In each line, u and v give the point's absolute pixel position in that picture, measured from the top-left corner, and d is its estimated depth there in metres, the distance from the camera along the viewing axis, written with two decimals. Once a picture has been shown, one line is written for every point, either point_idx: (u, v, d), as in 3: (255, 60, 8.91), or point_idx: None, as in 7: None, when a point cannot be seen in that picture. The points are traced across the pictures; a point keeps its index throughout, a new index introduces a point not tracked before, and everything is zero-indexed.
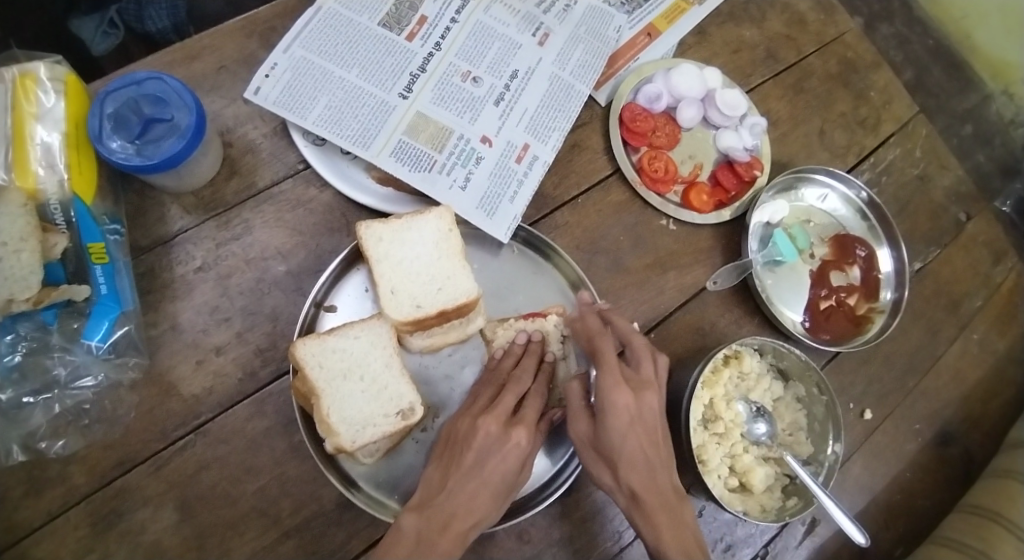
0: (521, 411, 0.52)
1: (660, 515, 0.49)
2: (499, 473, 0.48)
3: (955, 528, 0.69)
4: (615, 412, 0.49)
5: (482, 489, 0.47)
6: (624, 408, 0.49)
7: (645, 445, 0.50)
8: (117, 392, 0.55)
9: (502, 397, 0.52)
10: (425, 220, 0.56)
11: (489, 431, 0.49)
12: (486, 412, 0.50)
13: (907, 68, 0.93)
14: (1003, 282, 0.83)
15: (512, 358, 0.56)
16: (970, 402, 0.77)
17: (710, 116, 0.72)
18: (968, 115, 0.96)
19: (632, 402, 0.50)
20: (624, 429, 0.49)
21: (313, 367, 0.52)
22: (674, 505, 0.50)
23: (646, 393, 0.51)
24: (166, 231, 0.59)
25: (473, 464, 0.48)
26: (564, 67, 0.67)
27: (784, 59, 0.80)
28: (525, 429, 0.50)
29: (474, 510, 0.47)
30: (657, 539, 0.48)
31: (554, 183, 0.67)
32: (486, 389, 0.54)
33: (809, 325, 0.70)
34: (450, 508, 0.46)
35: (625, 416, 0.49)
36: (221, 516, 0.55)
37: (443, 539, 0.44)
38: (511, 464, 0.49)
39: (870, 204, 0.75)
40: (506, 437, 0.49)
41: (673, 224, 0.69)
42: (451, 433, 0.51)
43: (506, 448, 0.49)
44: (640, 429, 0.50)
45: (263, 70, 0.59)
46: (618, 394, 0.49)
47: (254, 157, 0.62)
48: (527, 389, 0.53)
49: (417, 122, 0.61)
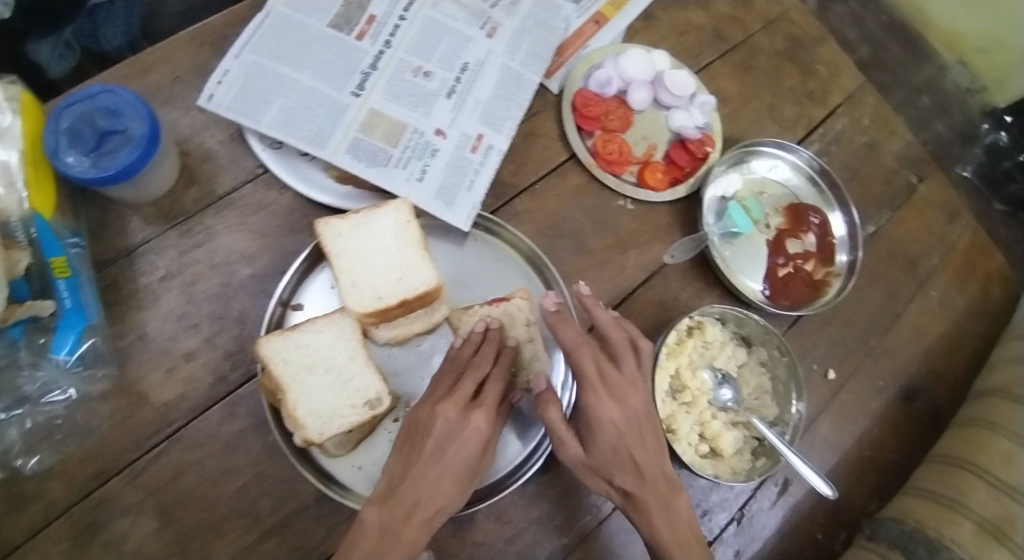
0: (481, 395, 0.53)
1: (653, 508, 0.51)
2: (460, 459, 0.49)
3: (924, 477, 0.71)
4: (602, 424, 0.51)
5: (444, 476, 0.49)
6: (608, 420, 0.51)
7: (635, 448, 0.51)
8: (89, 404, 0.56)
9: (461, 383, 0.52)
10: (382, 213, 0.57)
11: (447, 417, 0.50)
12: (446, 398, 0.51)
13: (862, 46, 0.96)
14: (959, 239, 0.85)
15: (472, 345, 0.55)
16: (933, 357, 0.80)
17: (660, 97, 0.74)
18: (920, 85, 0.99)
19: (617, 410, 0.51)
20: (612, 438, 0.51)
21: (278, 363, 0.53)
22: (669, 496, 0.52)
23: (631, 397, 0.52)
24: (129, 243, 0.60)
25: (434, 451, 0.49)
26: (513, 57, 0.68)
27: (730, 39, 0.82)
28: (484, 413, 0.51)
29: (436, 497, 0.48)
30: (652, 530, 0.51)
31: (512, 170, 0.68)
32: (446, 376, 0.54)
33: (769, 293, 0.72)
34: (413, 496, 0.47)
35: (612, 430, 0.51)
36: (202, 519, 0.56)
37: (406, 528, 0.46)
38: (473, 448, 0.50)
39: (821, 171, 0.77)
40: (466, 421, 0.50)
41: (631, 204, 0.71)
42: (412, 422, 0.52)
43: (466, 433, 0.50)
44: (631, 434, 0.52)
45: (215, 77, 0.59)
46: (603, 406, 0.51)
47: (213, 164, 0.63)
48: (487, 373, 0.54)
49: (371, 119, 0.62)
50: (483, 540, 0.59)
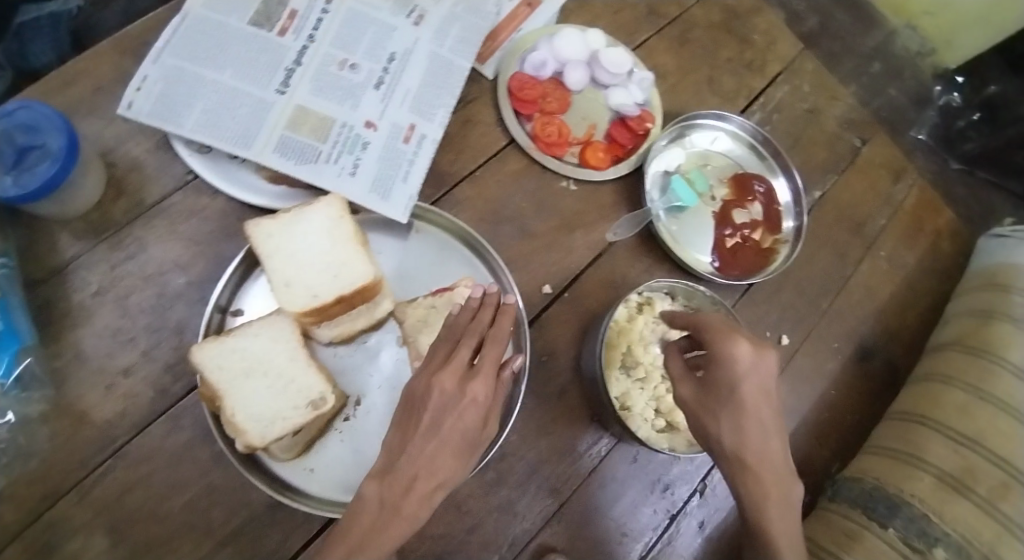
0: (478, 362, 0.50)
1: (772, 487, 0.49)
2: (458, 431, 0.47)
3: (882, 435, 0.72)
4: (747, 389, 0.48)
5: (442, 449, 0.46)
6: (759, 390, 0.48)
7: (759, 404, 0.48)
8: (30, 426, 0.54)
9: (457, 350, 0.49)
10: (314, 211, 0.57)
11: (443, 389, 0.47)
12: (442, 367, 0.48)
13: (811, 15, 1.01)
14: (905, 198, 0.86)
15: (467, 313, 0.52)
16: (886, 316, 0.80)
17: (597, 76, 0.74)
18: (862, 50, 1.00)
19: (752, 354, 0.48)
20: (752, 399, 0.48)
21: (213, 370, 0.52)
22: (788, 482, 0.50)
23: (766, 351, 0.49)
24: (59, 260, 0.59)
25: (431, 425, 0.47)
26: (442, 44, 0.67)
27: (666, 14, 0.82)
28: (483, 383, 0.48)
29: (436, 471, 0.46)
30: (760, 507, 0.49)
31: (450, 159, 0.68)
32: (441, 345, 0.51)
33: (718, 264, 0.72)
34: (410, 471, 0.45)
35: (741, 373, 0.48)
36: (153, 534, 0.54)
37: (406, 503, 0.45)
38: (471, 419, 0.47)
39: (761, 139, 0.77)
40: (463, 392, 0.47)
41: (574, 184, 0.71)
42: (409, 394, 0.49)
43: (463, 404, 0.47)
44: (757, 389, 0.48)
45: (133, 83, 0.58)
46: (757, 371, 0.48)
47: (140, 174, 0.62)
48: (480, 337, 0.51)
49: (297, 116, 0.61)
50: (443, 532, 0.59)
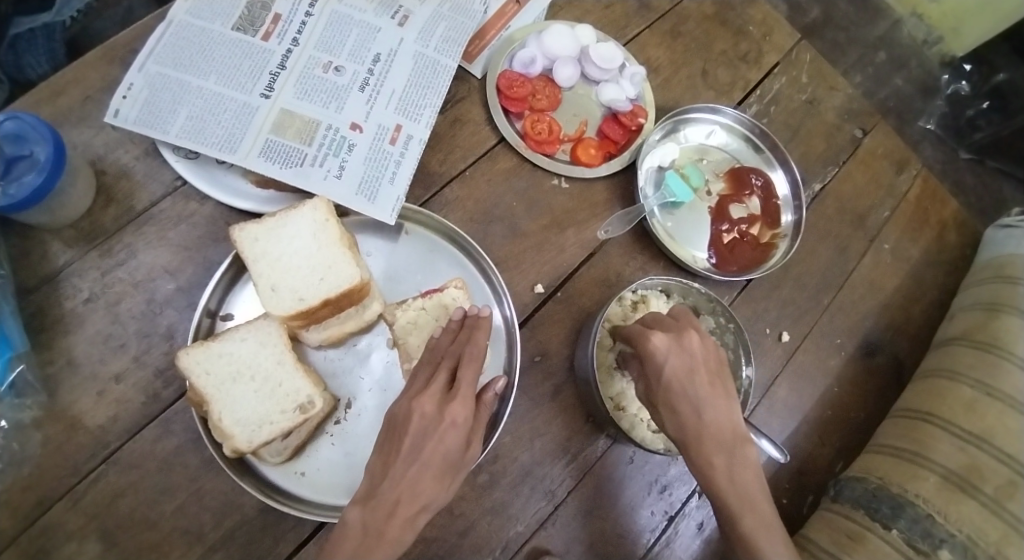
0: (457, 383, 0.50)
1: (715, 452, 0.50)
2: (439, 455, 0.47)
3: (888, 433, 0.70)
4: (658, 363, 0.52)
5: (424, 473, 0.47)
6: (670, 364, 0.51)
7: (685, 382, 0.51)
8: (23, 433, 0.54)
9: (436, 375, 0.50)
10: (300, 213, 0.56)
11: (424, 412, 0.48)
12: (422, 393, 0.50)
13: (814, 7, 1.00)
14: (909, 189, 0.84)
15: (448, 335, 0.53)
16: (891, 310, 0.79)
17: (587, 72, 0.73)
18: None
19: (667, 341, 0.52)
20: (677, 373, 0.51)
21: (199, 375, 0.52)
22: (733, 446, 0.51)
23: (686, 334, 0.52)
24: (50, 268, 0.59)
25: (411, 449, 0.47)
26: (427, 44, 0.67)
27: (657, 8, 0.81)
28: (461, 406, 0.49)
29: (419, 495, 0.46)
30: (709, 479, 0.51)
31: (439, 159, 0.67)
32: (424, 369, 0.52)
33: (715, 260, 0.71)
34: (393, 496, 0.46)
35: (661, 356, 0.51)
36: (145, 539, 0.54)
37: (389, 527, 0.45)
38: (451, 442, 0.48)
39: (757, 132, 0.76)
40: (442, 415, 0.48)
41: (565, 182, 0.70)
42: (391, 419, 0.50)
43: (442, 428, 0.48)
44: (679, 368, 0.51)
45: (119, 91, 0.58)
46: (658, 347, 0.52)
47: (130, 180, 0.62)
48: (460, 357, 0.51)
49: (282, 119, 0.60)
50: (435, 536, 0.58)
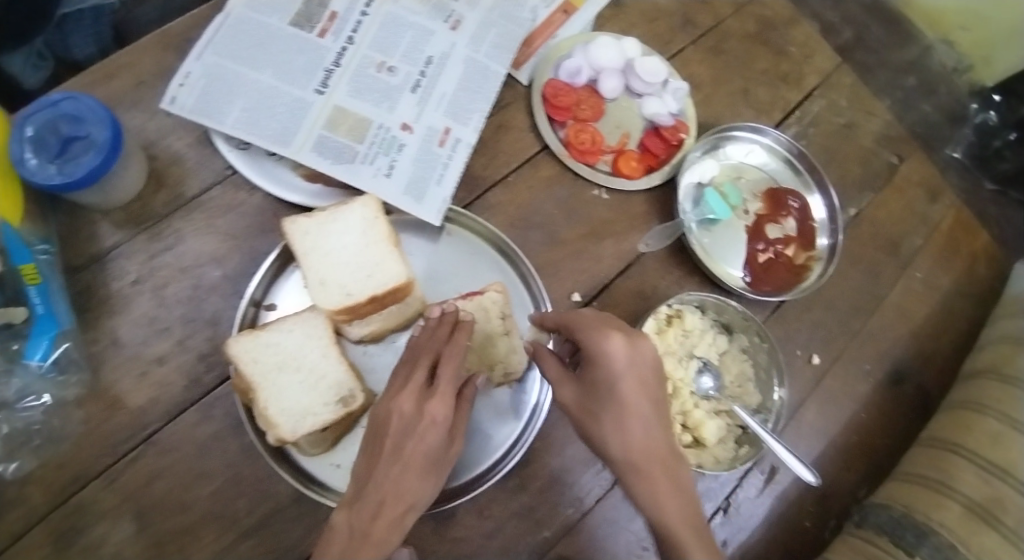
0: (435, 380, 0.49)
1: (659, 476, 0.48)
2: (421, 453, 0.46)
3: (913, 461, 0.71)
4: (613, 362, 0.49)
5: (406, 473, 0.46)
6: (615, 367, 0.48)
7: (642, 390, 0.49)
8: (64, 410, 0.55)
9: (414, 371, 0.49)
10: (349, 210, 0.58)
11: (403, 411, 0.47)
12: (400, 391, 0.49)
13: (845, 27, 0.96)
14: (942, 219, 0.85)
15: (427, 331, 0.52)
16: (919, 338, 0.79)
17: (632, 85, 0.73)
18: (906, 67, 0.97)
19: (629, 345, 0.49)
20: (626, 378, 0.48)
21: (247, 364, 0.53)
22: (674, 466, 0.49)
23: (641, 340, 0.50)
24: (98, 249, 0.60)
25: (392, 449, 0.46)
26: (479, 49, 0.68)
27: (701, 24, 0.81)
28: (441, 402, 0.48)
29: (403, 494, 0.46)
30: (656, 503, 0.47)
31: (483, 164, 0.68)
32: (403, 368, 0.51)
33: (750, 279, 0.71)
34: (377, 497, 0.45)
35: (620, 358, 0.48)
36: (179, 522, 0.55)
37: (375, 528, 0.44)
38: (431, 441, 0.47)
39: (796, 154, 0.76)
40: (422, 414, 0.47)
41: (606, 193, 0.71)
42: (373, 420, 0.49)
43: (422, 426, 0.47)
44: (638, 374, 0.49)
45: (177, 79, 0.59)
46: (613, 347, 0.48)
47: (181, 167, 0.63)
48: (437, 354, 0.50)
49: (335, 116, 0.61)
50: (464, 537, 0.59)
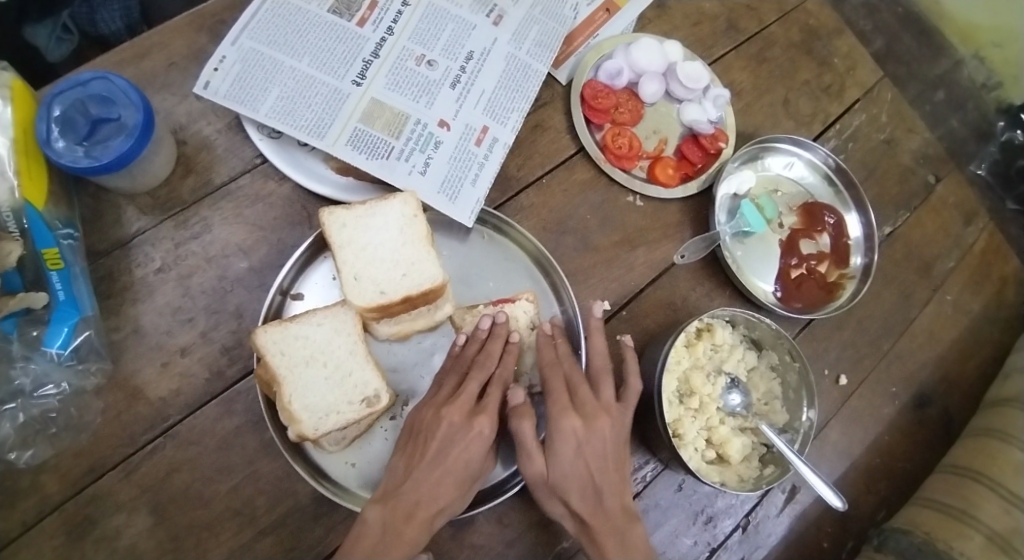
0: (484, 399, 0.51)
1: (607, 539, 0.47)
2: (463, 461, 0.47)
3: (935, 487, 0.69)
4: (564, 437, 0.50)
5: (445, 478, 0.47)
6: (570, 434, 0.50)
7: (593, 471, 0.49)
8: (82, 398, 0.54)
9: (466, 383, 0.50)
10: (388, 206, 0.56)
11: (452, 420, 0.48)
12: (451, 402, 0.49)
13: (877, 37, 0.89)
14: (975, 241, 0.83)
15: (476, 345, 0.53)
16: (946, 362, 0.77)
17: (672, 90, 0.71)
18: (940, 81, 0.93)
19: (582, 425, 0.50)
20: (572, 454, 0.49)
21: (274, 355, 0.52)
22: (623, 527, 0.48)
23: (601, 421, 0.51)
24: (123, 233, 0.58)
25: (436, 454, 0.47)
26: (520, 46, 0.67)
27: (745, 30, 0.79)
28: (489, 418, 0.49)
29: (437, 498, 0.46)
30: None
31: (517, 164, 0.66)
32: (450, 377, 0.52)
33: (781, 294, 0.70)
34: (414, 498, 0.45)
35: (572, 440, 0.50)
36: (196, 517, 0.54)
37: (408, 528, 0.44)
38: (476, 451, 0.48)
39: (837, 170, 0.75)
40: (470, 425, 0.48)
41: (640, 200, 0.69)
42: (415, 422, 0.50)
43: (469, 437, 0.48)
44: (589, 455, 0.50)
45: (211, 63, 0.58)
46: (565, 418, 0.50)
47: (210, 153, 0.61)
48: (491, 372, 0.51)
49: (372, 109, 0.61)
50: (483, 544, 0.58)
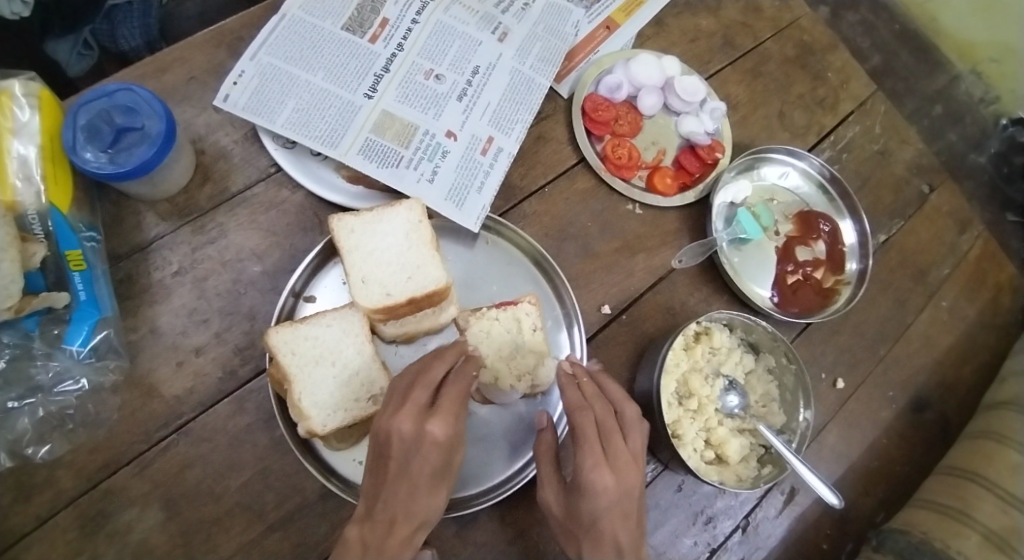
0: (438, 401, 0.48)
1: None
2: (424, 473, 0.46)
3: (931, 489, 0.70)
4: (597, 492, 0.47)
5: (414, 492, 0.47)
6: (603, 489, 0.47)
7: (620, 527, 0.47)
8: (99, 395, 0.56)
9: (414, 390, 0.48)
10: (395, 212, 0.59)
11: (402, 430, 0.46)
12: (402, 407, 0.47)
13: (875, 54, 0.92)
14: (970, 249, 0.84)
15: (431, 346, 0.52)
16: (943, 368, 0.79)
17: (670, 103, 0.74)
18: (937, 97, 0.95)
19: (615, 481, 0.47)
20: (605, 507, 0.47)
21: (285, 354, 0.54)
22: None
23: (630, 472, 0.49)
24: (143, 238, 0.61)
25: (398, 470, 0.46)
26: (523, 61, 0.70)
27: (741, 46, 0.82)
28: (440, 422, 0.47)
29: (414, 513, 0.46)
30: None
31: (521, 173, 0.69)
32: (400, 381, 0.50)
33: (778, 300, 0.71)
34: (390, 513, 0.46)
35: (606, 498, 0.47)
36: (207, 512, 0.56)
37: (389, 543, 0.45)
38: (434, 459, 0.47)
39: (832, 179, 0.77)
40: (422, 433, 0.46)
41: (639, 208, 0.71)
42: (376, 436, 0.48)
43: (424, 446, 0.46)
44: (619, 510, 0.47)
45: (231, 78, 0.61)
46: (598, 474, 0.47)
47: (227, 162, 0.64)
48: (441, 377, 0.49)
49: (383, 120, 0.64)
50: (485, 542, 0.59)
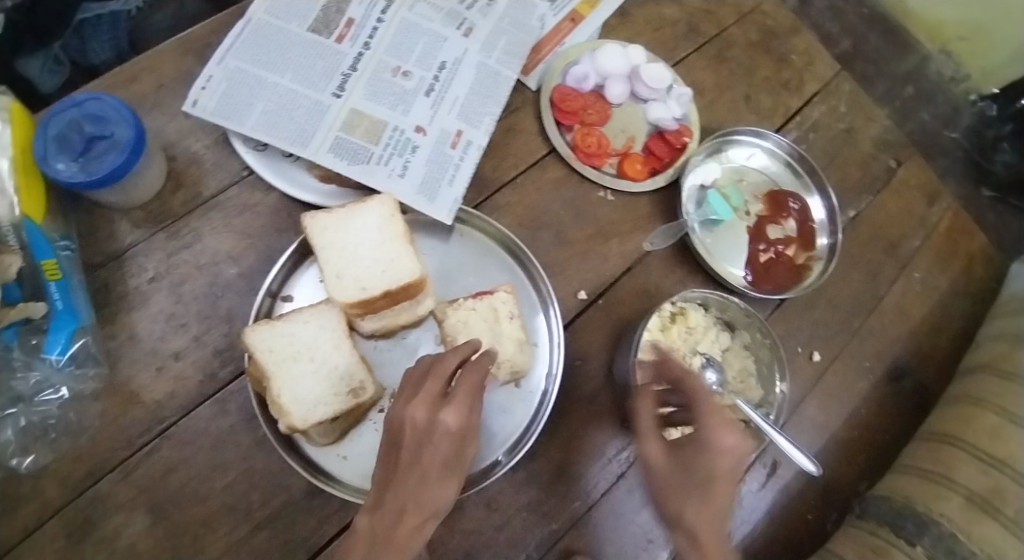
0: (452, 390, 0.48)
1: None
2: (434, 462, 0.46)
3: (914, 455, 0.71)
4: (720, 452, 0.48)
5: (426, 481, 0.45)
6: (730, 452, 0.48)
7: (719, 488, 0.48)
8: (81, 404, 0.57)
9: (427, 381, 0.48)
10: (367, 208, 0.60)
11: (416, 419, 0.46)
12: (415, 398, 0.47)
13: (844, 38, 0.94)
14: (941, 221, 0.86)
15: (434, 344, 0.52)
16: (918, 337, 0.80)
17: (637, 90, 0.75)
18: (908, 77, 0.97)
19: (737, 442, 0.48)
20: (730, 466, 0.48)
21: (263, 352, 0.55)
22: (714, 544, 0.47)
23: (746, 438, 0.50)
24: (117, 246, 0.61)
25: (409, 459, 0.46)
26: (489, 55, 0.71)
27: (705, 32, 0.84)
28: (452, 410, 0.46)
29: (424, 503, 0.44)
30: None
31: (492, 166, 0.70)
32: (411, 377, 0.50)
33: (751, 278, 0.72)
34: (400, 503, 0.44)
35: (730, 458, 0.48)
36: (194, 514, 0.56)
37: (397, 534, 0.43)
38: (446, 448, 0.46)
39: (797, 158, 0.78)
40: (434, 421, 0.46)
41: (611, 195, 0.72)
42: (390, 429, 0.48)
43: (436, 435, 0.46)
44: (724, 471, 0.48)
45: (199, 83, 0.62)
46: (722, 434, 0.48)
47: (198, 168, 0.64)
48: (455, 366, 0.49)
49: (352, 118, 0.64)
50: (472, 529, 0.60)
